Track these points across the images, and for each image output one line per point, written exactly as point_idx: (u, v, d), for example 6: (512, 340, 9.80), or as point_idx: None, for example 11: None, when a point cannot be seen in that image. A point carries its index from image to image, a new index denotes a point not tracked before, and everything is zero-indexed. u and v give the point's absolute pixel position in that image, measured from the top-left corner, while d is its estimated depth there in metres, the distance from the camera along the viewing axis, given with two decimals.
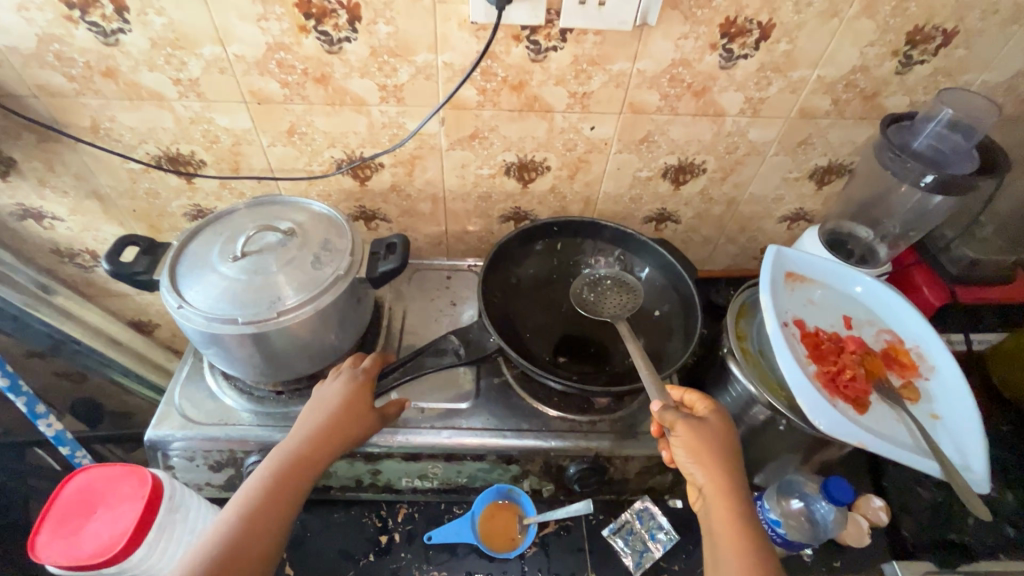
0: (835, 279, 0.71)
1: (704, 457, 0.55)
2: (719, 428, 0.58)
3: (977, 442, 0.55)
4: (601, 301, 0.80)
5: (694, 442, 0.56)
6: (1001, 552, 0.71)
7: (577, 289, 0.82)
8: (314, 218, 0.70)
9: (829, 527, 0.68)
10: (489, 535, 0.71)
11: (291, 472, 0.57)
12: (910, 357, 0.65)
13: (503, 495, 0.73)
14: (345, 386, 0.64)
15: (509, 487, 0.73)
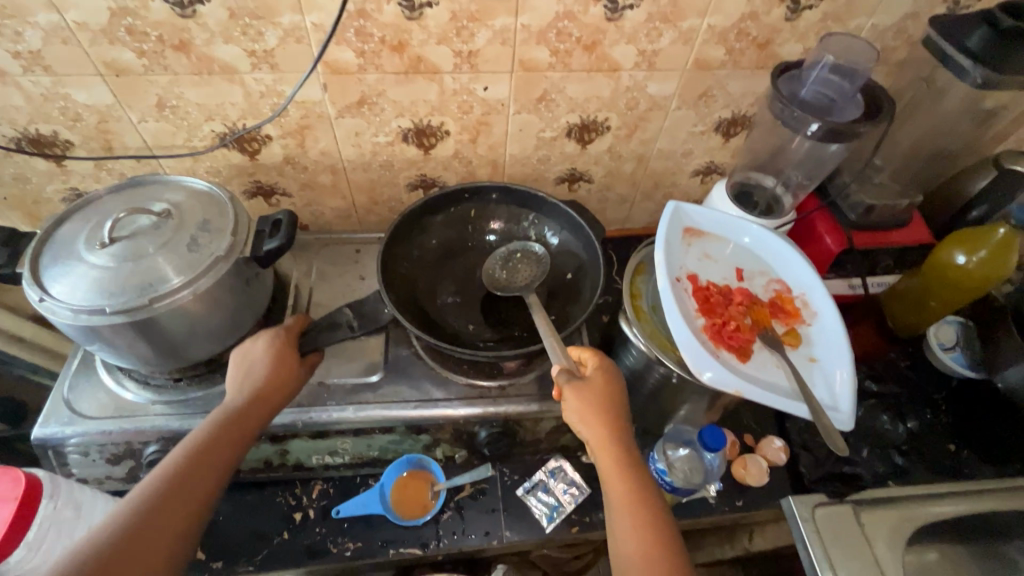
0: (729, 232, 0.72)
1: (594, 416, 0.59)
2: (608, 386, 0.62)
3: (847, 380, 0.58)
4: (513, 275, 0.79)
5: (584, 406, 0.60)
6: (890, 479, 0.78)
7: (491, 267, 0.81)
8: (194, 198, 0.66)
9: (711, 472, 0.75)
10: (401, 504, 0.72)
11: (234, 425, 0.58)
12: (795, 305, 0.66)
13: (414, 464, 0.75)
14: (273, 347, 0.64)
15: (418, 457, 0.74)
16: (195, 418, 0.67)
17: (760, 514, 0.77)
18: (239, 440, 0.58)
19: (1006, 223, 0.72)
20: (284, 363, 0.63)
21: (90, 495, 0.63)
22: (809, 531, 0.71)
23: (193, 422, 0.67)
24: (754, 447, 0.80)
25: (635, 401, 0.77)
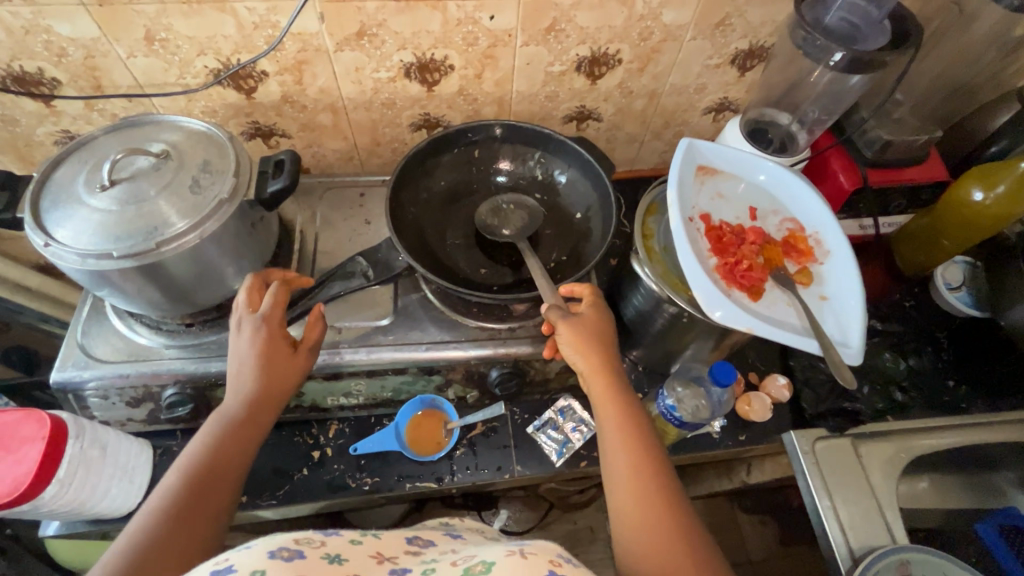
0: (743, 171, 0.70)
1: (586, 350, 0.61)
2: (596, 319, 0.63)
3: (858, 319, 0.58)
4: (506, 224, 0.77)
5: (576, 336, 0.61)
6: (888, 414, 0.80)
7: (482, 217, 0.78)
8: (192, 139, 0.64)
9: (718, 408, 0.75)
10: (415, 442, 0.74)
11: (236, 427, 0.56)
12: (808, 244, 0.66)
13: (427, 404, 0.76)
14: (256, 337, 0.59)
15: (432, 397, 0.76)
16: (210, 362, 0.68)
17: (762, 448, 0.79)
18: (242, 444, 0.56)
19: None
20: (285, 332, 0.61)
21: (116, 436, 0.65)
22: (808, 463, 0.74)
23: (209, 365, 0.68)
24: (760, 386, 0.81)
25: (643, 341, 0.78)
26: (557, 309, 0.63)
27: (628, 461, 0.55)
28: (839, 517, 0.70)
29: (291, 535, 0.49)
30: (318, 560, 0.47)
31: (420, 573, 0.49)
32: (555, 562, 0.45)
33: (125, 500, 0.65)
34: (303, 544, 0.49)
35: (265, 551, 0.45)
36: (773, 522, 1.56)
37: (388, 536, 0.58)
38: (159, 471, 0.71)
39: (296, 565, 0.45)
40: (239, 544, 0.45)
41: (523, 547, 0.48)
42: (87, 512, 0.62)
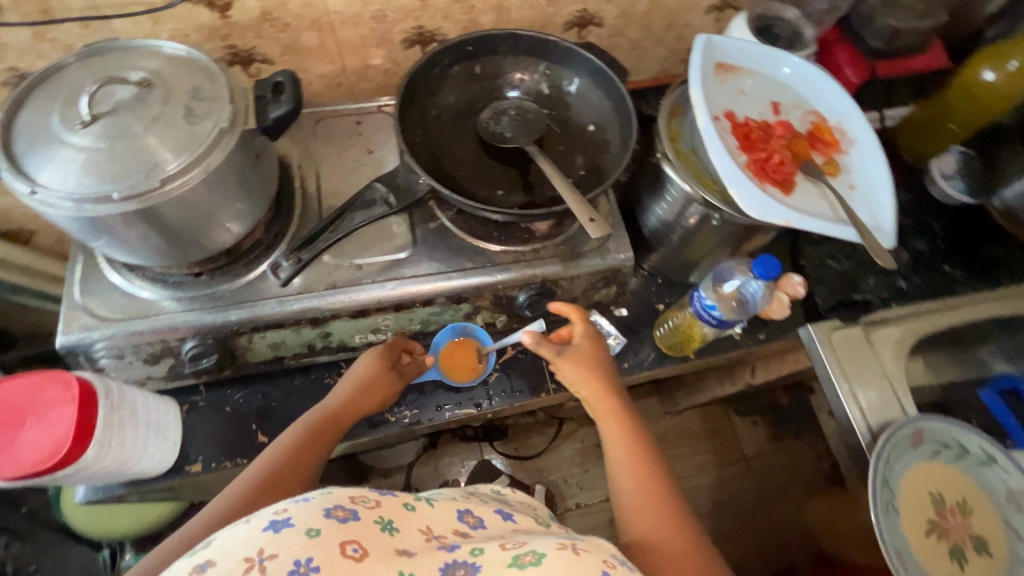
0: (763, 64, 0.68)
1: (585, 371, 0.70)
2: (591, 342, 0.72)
3: (889, 207, 0.60)
4: (508, 129, 0.73)
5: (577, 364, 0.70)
6: (893, 301, 0.84)
7: (482, 123, 0.74)
8: (173, 64, 0.57)
9: (757, 303, 0.72)
10: (451, 370, 0.75)
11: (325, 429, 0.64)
12: (833, 135, 0.65)
13: (459, 332, 0.76)
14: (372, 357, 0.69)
15: (463, 324, 0.75)
16: (229, 310, 0.64)
17: (779, 344, 0.83)
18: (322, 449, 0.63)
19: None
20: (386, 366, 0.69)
21: (141, 394, 0.62)
22: (827, 351, 0.78)
23: (227, 314, 0.64)
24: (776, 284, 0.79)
25: (665, 252, 0.78)
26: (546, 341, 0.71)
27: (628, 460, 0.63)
28: (856, 398, 0.75)
29: (348, 491, 0.48)
30: (371, 523, 0.46)
31: (468, 553, 0.46)
32: (608, 563, 0.44)
33: (160, 457, 0.63)
34: (358, 503, 0.48)
35: (320, 509, 0.44)
36: (764, 421, 1.67)
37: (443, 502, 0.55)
38: (190, 426, 0.69)
39: (348, 528, 0.44)
40: (298, 495, 0.45)
41: (576, 541, 0.47)
42: (124, 472, 0.60)
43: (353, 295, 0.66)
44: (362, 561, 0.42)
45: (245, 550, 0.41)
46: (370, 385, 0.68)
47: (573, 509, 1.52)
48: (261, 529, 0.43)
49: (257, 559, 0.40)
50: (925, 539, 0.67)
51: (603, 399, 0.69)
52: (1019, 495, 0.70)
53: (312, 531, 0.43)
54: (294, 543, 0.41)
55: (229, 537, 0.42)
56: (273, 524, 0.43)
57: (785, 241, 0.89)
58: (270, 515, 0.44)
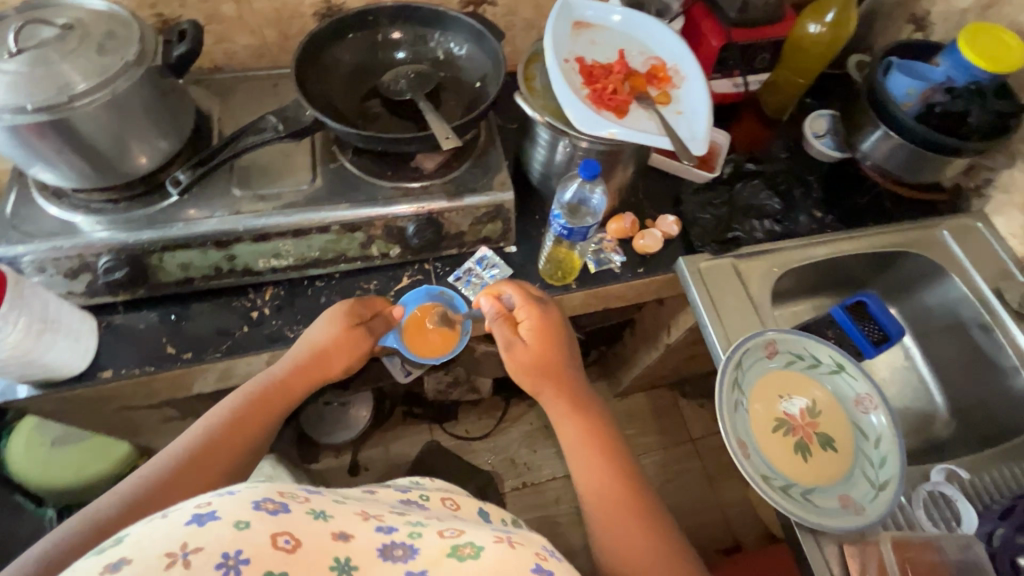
0: (612, 21, 0.79)
1: (533, 366, 0.77)
2: (547, 314, 0.79)
3: (705, 125, 0.70)
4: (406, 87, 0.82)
5: (521, 349, 0.78)
6: (764, 239, 0.91)
7: (388, 82, 0.83)
8: (93, 15, 0.68)
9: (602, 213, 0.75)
10: (413, 342, 0.82)
11: (269, 397, 0.72)
12: (668, 74, 0.75)
13: (435, 296, 0.85)
14: (330, 325, 0.76)
15: (440, 290, 0.85)
16: (141, 231, 0.73)
17: (659, 279, 0.90)
18: (263, 413, 0.71)
19: None
20: (352, 327, 0.77)
21: (55, 298, 0.70)
22: (694, 280, 0.85)
23: (139, 234, 0.73)
24: (652, 225, 0.91)
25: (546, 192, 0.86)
26: (495, 317, 0.80)
27: (580, 435, 0.76)
28: (719, 323, 0.82)
29: (276, 486, 0.51)
30: (302, 514, 0.50)
31: (406, 536, 0.53)
32: (541, 556, 0.51)
33: (69, 357, 0.71)
34: (288, 496, 0.51)
35: (249, 501, 0.48)
36: (710, 403, 1.71)
37: (372, 498, 0.62)
38: (105, 340, 0.77)
39: (280, 518, 0.48)
40: (222, 489, 0.48)
41: (510, 536, 0.54)
42: (33, 365, 0.67)
43: (252, 215, 0.75)
44: (295, 551, 0.46)
45: (166, 546, 0.43)
46: (334, 346, 0.75)
47: (519, 488, 1.54)
48: (183, 523, 0.45)
49: (181, 553, 0.42)
50: (771, 435, 0.72)
51: (555, 384, 0.78)
52: (865, 398, 0.75)
53: (242, 522, 0.46)
54: (222, 536, 0.44)
55: (148, 535, 0.44)
56: (197, 517, 0.45)
57: (669, 191, 0.97)
58: (193, 509, 0.46)
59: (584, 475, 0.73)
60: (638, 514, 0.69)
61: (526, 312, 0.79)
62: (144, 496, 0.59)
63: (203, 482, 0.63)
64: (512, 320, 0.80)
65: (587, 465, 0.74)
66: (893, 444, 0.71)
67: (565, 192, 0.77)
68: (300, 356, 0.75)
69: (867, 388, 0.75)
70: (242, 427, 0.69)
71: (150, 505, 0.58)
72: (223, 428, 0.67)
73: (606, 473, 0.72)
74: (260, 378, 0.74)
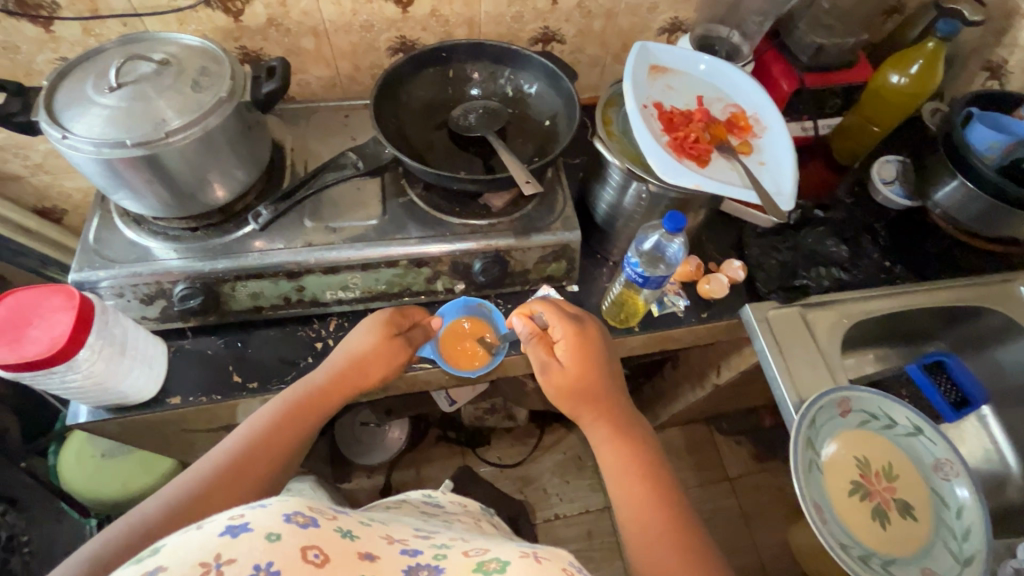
0: (689, 66, 0.78)
1: (569, 389, 0.71)
2: (583, 330, 0.73)
3: (791, 177, 0.69)
4: (476, 122, 0.83)
5: (559, 370, 0.71)
6: (832, 288, 0.89)
7: (457, 117, 0.84)
8: (187, 50, 0.70)
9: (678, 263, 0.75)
10: (449, 355, 0.83)
11: (308, 405, 0.68)
12: (748, 122, 0.75)
13: (472, 309, 0.86)
14: (372, 331, 0.74)
15: (478, 302, 0.85)
16: (217, 260, 0.74)
17: (723, 325, 0.88)
18: (302, 421, 0.67)
19: (934, 36, 0.84)
20: (392, 336, 0.75)
21: (133, 326, 0.71)
22: (763, 328, 0.83)
23: (214, 263, 0.73)
24: (717, 269, 0.90)
25: (613, 232, 0.85)
26: (529, 334, 0.75)
27: (620, 466, 0.68)
28: (789, 376, 0.79)
29: (306, 499, 0.48)
30: (331, 530, 0.47)
31: (432, 558, 0.51)
32: (567, 570, 0.47)
33: (142, 385, 0.72)
34: (317, 511, 0.48)
35: (280, 513, 0.45)
36: (748, 441, 1.67)
37: (395, 524, 0.58)
38: (174, 365, 0.77)
39: (310, 532, 0.45)
40: (255, 500, 0.45)
41: (538, 550, 0.50)
42: (110, 390, 0.68)
43: (324, 242, 0.76)
44: (323, 566, 0.44)
45: (198, 555, 0.41)
46: (373, 354, 0.73)
47: (551, 519, 1.51)
48: (216, 534, 0.42)
49: (214, 564, 0.40)
50: (849, 500, 0.70)
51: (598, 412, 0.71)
52: (944, 464, 0.72)
53: (273, 535, 0.43)
54: (255, 548, 0.41)
55: (182, 546, 0.41)
56: (231, 529, 0.43)
57: (732, 234, 0.95)
58: (227, 521, 0.43)
59: (625, 500, 0.66)
60: (687, 542, 0.61)
61: (562, 330, 0.73)
62: (185, 502, 0.55)
63: (240, 490, 0.59)
64: (547, 340, 0.75)
65: (628, 497, 0.65)
66: (977, 516, 0.69)
67: (644, 241, 0.77)
68: (340, 363, 0.72)
69: (947, 453, 0.72)
70: (278, 437, 0.64)
71: (193, 512, 0.55)
72: (258, 438, 0.63)
73: (651, 505, 0.64)
74: (297, 385, 0.70)
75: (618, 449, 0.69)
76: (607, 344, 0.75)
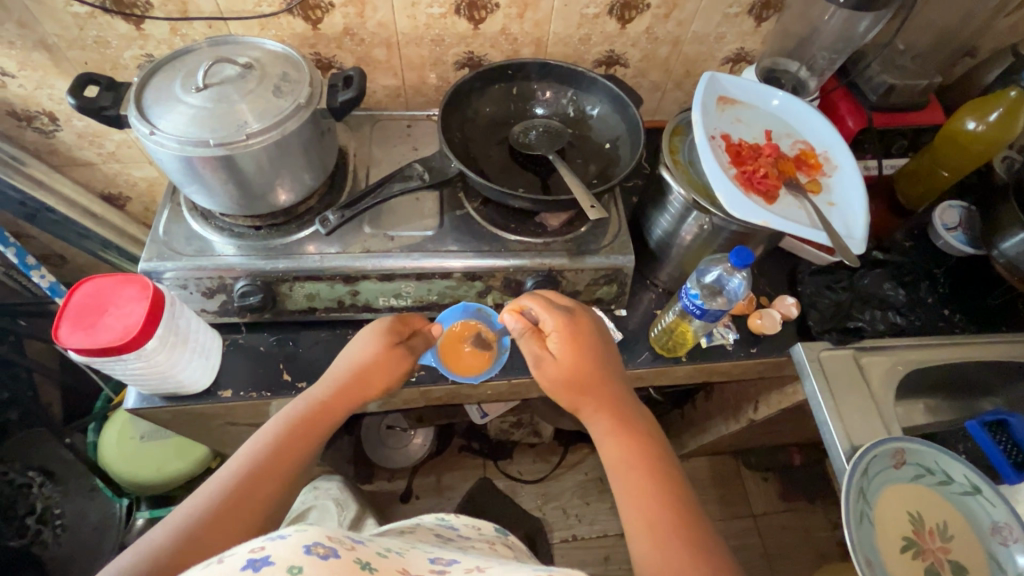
0: (759, 99, 0.79)
1: (568, 382, 0.67)
2: (575, 320, 0.70)
3: (862, 219, 0.69)
4: (536, 142, 0.84)
5: (560, 372, 0.68)
6: (888, 333, 0.87)
7: (516, 135, 0.85)
8: (269, 55, 0.72)
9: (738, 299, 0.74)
10: (450, 360, 0.83)
11: (315, 419, 0.66)
12: (818, 160, 0.75)
13: (471, 312, 0.83)
14: (375, 339, 0.73)
15: (477, 307, 0.83)
16: (277, 260, 0.75)
17: (771, 362, 0.86)
18: (307, 436, 0.64)
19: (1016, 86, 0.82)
20: (394, 345, 0.73)
21: (196, 320, 0.73)
22: (815, 369, 0.81)
23: (275, 262, 0.75)
24: (769, 305, 0.89)
25: (666, 260, 0.84)
26: (523, 329, 0.71)
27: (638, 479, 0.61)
28: (841, 421, 0.77)
29: (326, 529, 0.46)
30: (352, 562, 0.44)
31: None
32: None
33: (198, 375, 0.73)
34: (337, 541, 0.46)
35: (300, 545, 0.43)
36: (775, 478, 1.63)
37: (412, 556, 0.55)
38: (227, 358, 0.79)
39: (331, 563, 0.43)
40: (275, 531, 0.44)
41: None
42: (169, 379, 0.70)
43: (383, 248, 0.77)
44: None
45: None
46: (375, 364, 0.71)
47: (569, 540, 1.49)
48: (238, 569, 0.41)
49: None
50: (900, 556, 0.69)
51: (613, 420, 0.66)
52: (1003, 528, 0.69)
53: (295, 568, 0.41)
54: None
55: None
56: (252, 563, 0.41)
57: (785, 269, 0.94)
58: (247, 553, 0.42)
59: (627, 494, 0.60)
60: (689, 541, 0.55)
61: (553, 321, 0.69)
62: (189, 537, 0.52)
63: (241, 522, 0.56)
64: (541, 333, 0.71)
65: (635, 505, 0.59)
66: None
67: (706, 273, 0.76)
68: (343, 374, 0.70)
69: (1007, 518, 0.69)
70: (283, 455, 0.61)
71: (197, 545, 0.52)
72: (264, 457, 0.60)
73: (659, 514, 0.57)
74: (299, 399, 0.68)
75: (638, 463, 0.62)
76: (603, 335, 0.72)
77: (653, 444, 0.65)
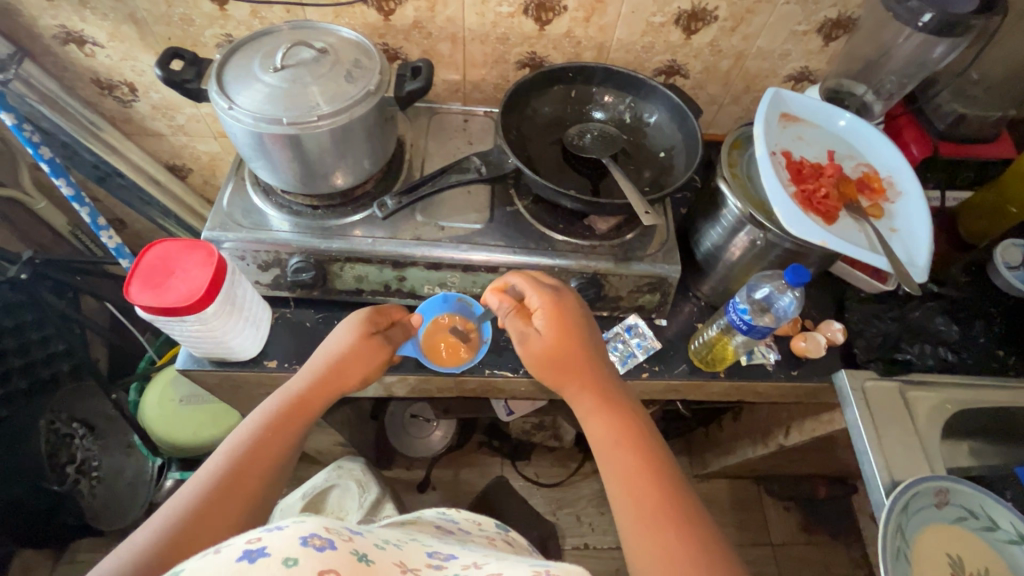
0: (823, 118, 0.78)
1: (551, 358, 0.67)
2: (561, 298, 0.69)
3: (926, 246, 0.68)
4: (588, 143, 0.84)
5: (544, 355, 0.67)
6: (937, 369, 0.83)
7: (570, 135, 0.85)
8: (343, 42, 0.75)
9: (788, 318, 0.74)
10: (431, 351, 0.83)
11: (294, 412, 0.66)
12: (881, 184, 0.73)
13: (453, 303, 0.83)
14: (352, 332, 0.73)
15: (457, 296, 0.83)
16: (331, 240, 0.78)
17: (811, 387, 0.84)
18: (288, 427, 0.64)
19: None
20: (370, 335, 0.73)
21: (253, 295, 0.76)
22: (858, 398, 0.79)
23: (328, 242, 0.77)
24: (814, 329, 0.87)
25: (712, 274, 0.84)
26: (506, 303, 0.72)
27: (634, 462, 0.59)
28: (882, 454, 0.75)
29: (323, 521, 0.46)
30: (348, 553, 0.44)
31: None
32: None
33: (248, 344, 0.76)
34: (334, 533, 0.45)
35: (297, 537, 0.42)
36: (797, 508, 1.59)
37: (409, 549, 0.55)
38: (274, 331, 0.82)
39: (327, 555, 0.42)
40: (272, 524, 0.43)
41: (551, 569, 0.48)
42: (222, 344, 0.73)
43: (431, 236, 0.79)
44: None
45: None
46: (352, 356, 0.71)
47: (580, 548, 1.48)
48: (233, 559, 0.40)
49: None
50: None
51: (609, 415, 0.64)
52: None
53: (290, 560, 0.40)
54: None
55: (197, 571, 0.39)
56: (248, 554, 0.40)
57: (833, 294, 0.92)
58: (243, 544, 0.42)
59: (619, 481, 0.58)
60: (687, 530, 0.53)
61: (539, 298, 0.69)
62: (176, 532, 0.52)
63: (229, 517, 0.55)
64: (526, 310, 0.71)
65: (625, 494, 0.57)
66: None
67: (757, 289, 0.75)
68: (319, 365, 0.70)
69: None
70: (263, 449, 0.61)
71: (189, 539, 0.52)
72: (242, 454, 0.60)
73: (653, 508, 0.55)
74: (276, 394, 0.67)
75: (633, 454, 0.60)
76: (588, 316, 0.71)
77: (651, 436, 0.63)
